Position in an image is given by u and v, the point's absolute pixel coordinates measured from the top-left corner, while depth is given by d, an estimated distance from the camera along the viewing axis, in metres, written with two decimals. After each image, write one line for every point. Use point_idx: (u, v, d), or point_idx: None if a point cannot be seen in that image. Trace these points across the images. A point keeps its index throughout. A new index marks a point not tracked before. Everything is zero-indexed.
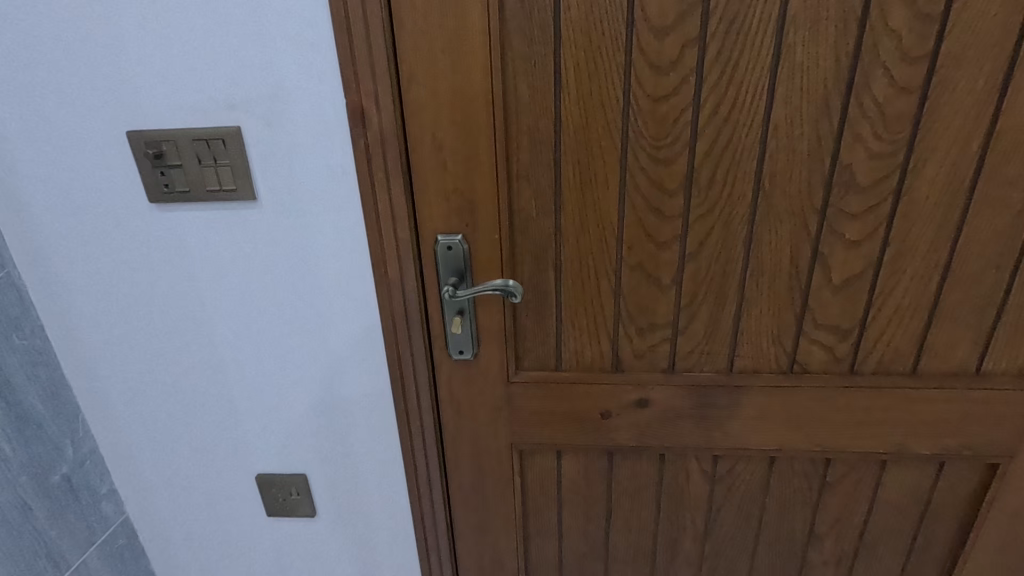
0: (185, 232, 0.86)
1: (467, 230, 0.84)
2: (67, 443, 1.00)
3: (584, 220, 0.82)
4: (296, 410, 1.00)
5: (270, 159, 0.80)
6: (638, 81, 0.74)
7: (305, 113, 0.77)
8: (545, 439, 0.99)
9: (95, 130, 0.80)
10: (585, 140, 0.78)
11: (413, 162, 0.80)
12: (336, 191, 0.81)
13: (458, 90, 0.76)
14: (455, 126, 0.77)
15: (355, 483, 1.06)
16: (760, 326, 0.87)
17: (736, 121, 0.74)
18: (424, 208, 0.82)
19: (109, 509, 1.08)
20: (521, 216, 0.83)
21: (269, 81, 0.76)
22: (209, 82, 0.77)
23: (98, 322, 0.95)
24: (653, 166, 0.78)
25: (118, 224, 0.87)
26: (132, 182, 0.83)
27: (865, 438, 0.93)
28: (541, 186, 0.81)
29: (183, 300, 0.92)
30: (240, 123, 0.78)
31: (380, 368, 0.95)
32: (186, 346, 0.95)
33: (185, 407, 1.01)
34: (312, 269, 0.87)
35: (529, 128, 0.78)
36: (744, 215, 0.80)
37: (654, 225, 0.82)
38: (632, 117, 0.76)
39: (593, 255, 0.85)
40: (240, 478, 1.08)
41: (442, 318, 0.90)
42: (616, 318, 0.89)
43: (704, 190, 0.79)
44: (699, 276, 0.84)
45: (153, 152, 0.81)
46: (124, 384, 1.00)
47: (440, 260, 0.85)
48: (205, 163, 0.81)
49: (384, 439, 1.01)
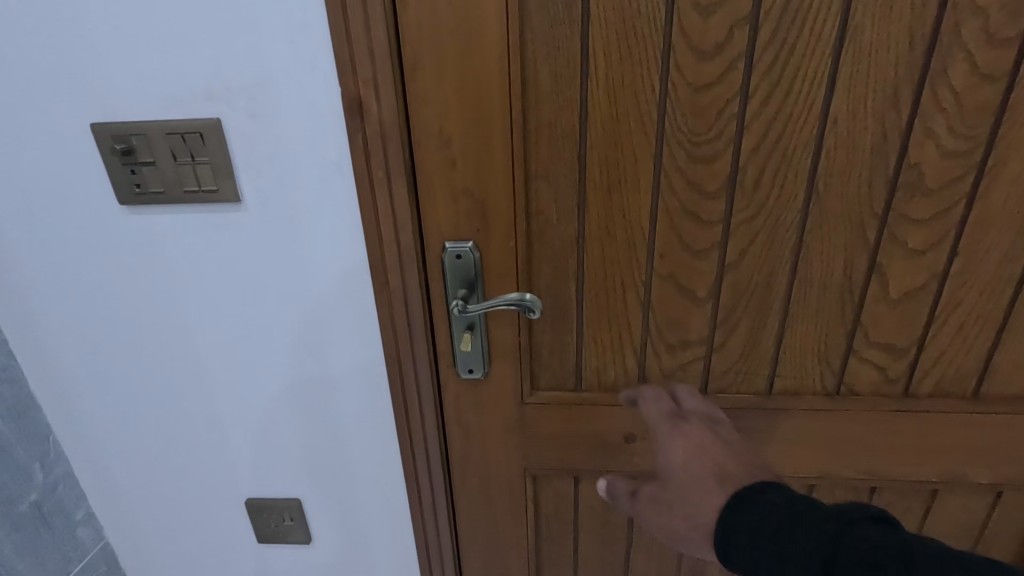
0: (161, 238, 0.77)
1: (478, 236, 0.74)
2: (37, 468, 0.91)
3: (611, 225, 0.73)
4: (290, 432, 0.91)
5: (256, 156, 0.71)
6: (678, 67, 0.64)
7: (295, 104, 0.67)
8: (561, 462, 0.91)
9: (55, 122, 0.70)
10: (615, 135, 0.68)
11: (418, 159, 0.70)
12: (331, 192, 0.72)
13: (470, 77, 0.66)
14: (466, 118, 0.68)
15: (353, 508, 0.98)
16: (805, 344, 0.78)
17: (789, 114, 0.65)
18: (430, 211, 0.73)
19: (87, 535, 1.00)
20: (539, 220, 0.73)
21: (253, 67, 0.66)
22: (184, 67, 0.67)
23: (68, 337, 0.85)
24: (691, 165, 0.69)
25: (85, 229, 0.77)
26: (100, 182, 0.74)
27: (917, 466, 0.85)
28: (563, 186, 0.71)
29: (161, 312, 0.82)
30: (221, 115, 0.68)
31: (381, 387, 0.86)
32: (166, 362, 0.86)
33: (167, 427, 0.92)
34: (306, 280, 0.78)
35: (550, 120, 0.68)
36: (794, 221, 0.71)
37: (690, 231, 0.72)
38: (670, 109, 0.66)
39: (619, 264, 0.75)
40: (229, 502, 0.99)
41: (450, 333, 0.80)
42: (643, 333, 0.79)
43: (750, 192, 0.69)
44: (738, 288, 0.75)
45: (121, 147, 0.71)
46: (100, 403, 0.91)
47: (448, 269, 0.76)
48: (181, 160, 0.71)
49: (385, 462, 0.93)
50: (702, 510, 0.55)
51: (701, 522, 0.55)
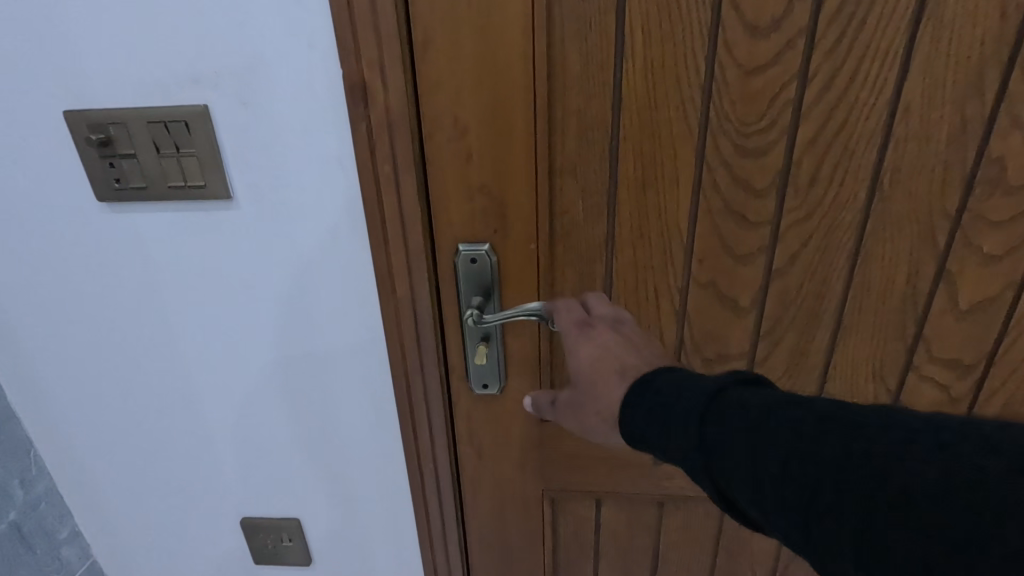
0: (143, 238, 0.69)
1: (495, 238, 0.66)
2: (16, 486, 0.84)
3: (644, 227, 0.65)
4: (288, 449, 0.84)
5: (249, 148, 0.63)
6: (727, 46, 0.56)
7: (291, 89, 0.60)
8: (582, 484, 0.83)
9: (23, 109, 0.62)
10: (651, 124, 0.60)
11: (429, 151, 0.63)
12: (333, 189, 0.64)
13: (489, 57, 0.58)
14: (484, 105, 0.60)
15: (356, 528, 0.91)
16: (858, 359, 0.70)
17: (854, 101, 0.57)
18: (442, 211, 0.65)
19: (71, 554, 0.93)
20: (564, 220, 0.65)
21: (245, 47, 0.58)
22: (165, 47, 0.59)
23: (46, 346, 0.78)
24: (738, 158, 0.61)
25: (58, 228, 0.69)
26: (74, 177, 0.66)
27: None
28: (591, 182, 0.63)
29: (144, 319, 0.75)
30: (209, 101, 0.61)
31: (386, 400, 0.78)
32: (151, 372, 0.79)
33: (154, 442, 0.85)
34: (304, 286, 0.70)
35: (579, 108, 0.60)
36: (853, 222, 0.62)
37: (733, 234, 0.64)
38: (716, 94, 0.58)
39: (652, 269, 0.67)
40: (222, 522, 0.92)
41: (463, 345, 0.73)
42: (677, 347, 0.71)
43: (804, 190, 0.61)
44: (786, 296, 0.67)
45: (98, 138, 0.63)
46: (83, 417, 0.83)
47: (461, 275, 0.68)
48: (164, 152, 0.63)
49: (391, 481, 0.86)
50: (605, 402, 0.51)
51: (606, 415, 0.52)
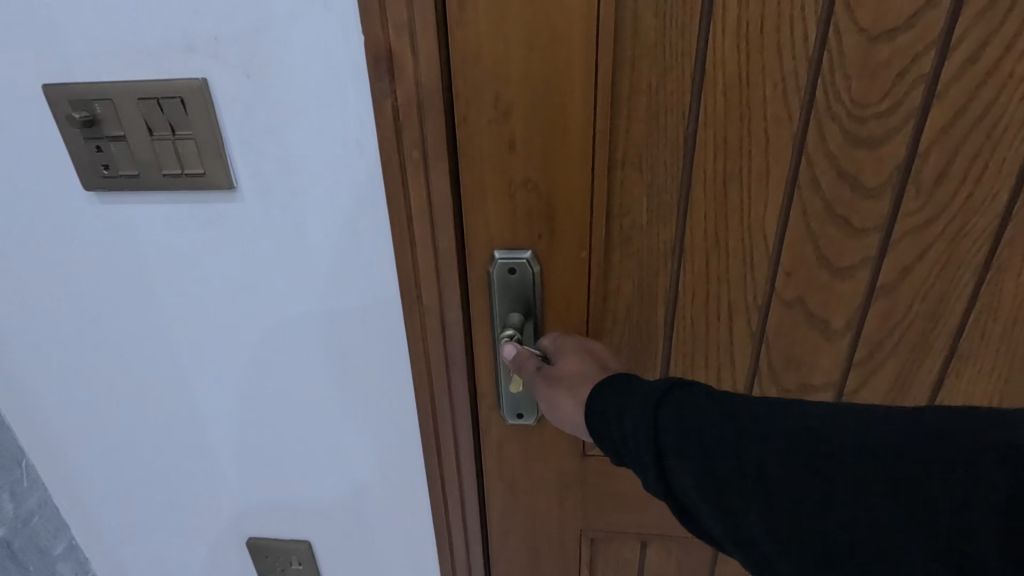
0: (137, 233, 0.60)
1: (538, 244, 0.56)
2: (5, 498, 0.76)
3: (722, 233, 0.55)
4: (299, 472, 0.75)
5: (253, 131, 0.54)
6: (850, 3, 0.47)
7: (301, 59, 0.50)
8: (624, 526, 0.74)
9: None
10: (742, 107, 0.50)
11: (464, 137, 0.52)
12: (350, 180, 0.55)
13: (543, 18, 0.47)
14: (532, 81, 0.49)
15: (372, 556, 0.82)
16: (973, 391, 0.63)
17: (1005, 77, 0.49)
18: (478, 210, 0.55)
19: (69, 569, 0.85)
20: (625, 223, 0.55)
21: (246, 4, 0.48)
22: (157, 8, 0.49)
23: (35, 351, 0.69)
24: (849, 150, 0.52)
25: (44, 219, 0.60)
26: (59, 161, 0.57)
27: None
28: (662, 177, 0.53)
29: (142, 323, 0.66)
30: (209, 73, 0.51)
31: (407, 420, 0.69)
32: (150, 382, 0.70)
33: (153, 457, 0.77)
34: (314, 291, 0.62)
35: (652, 84, 0.50)
36: (985, 230, 0.55)
37: (832, 242, 0.56)
38: (831, 68, 0.49)
39: (728, 286, 0.58)
40: (227, 543, 0.84)
41: (496, 371, 0.63)
42: (751, 373, 0.63)
43: (927, 190, 0.53)
44: (891, 318, 0.59)
45: (82, 117, 0.53)
46: (78, 427, 0.75)
47: (497, 287, 0.58)
48: (157, 134, 0.54)
49: (411, 508, 0.76)
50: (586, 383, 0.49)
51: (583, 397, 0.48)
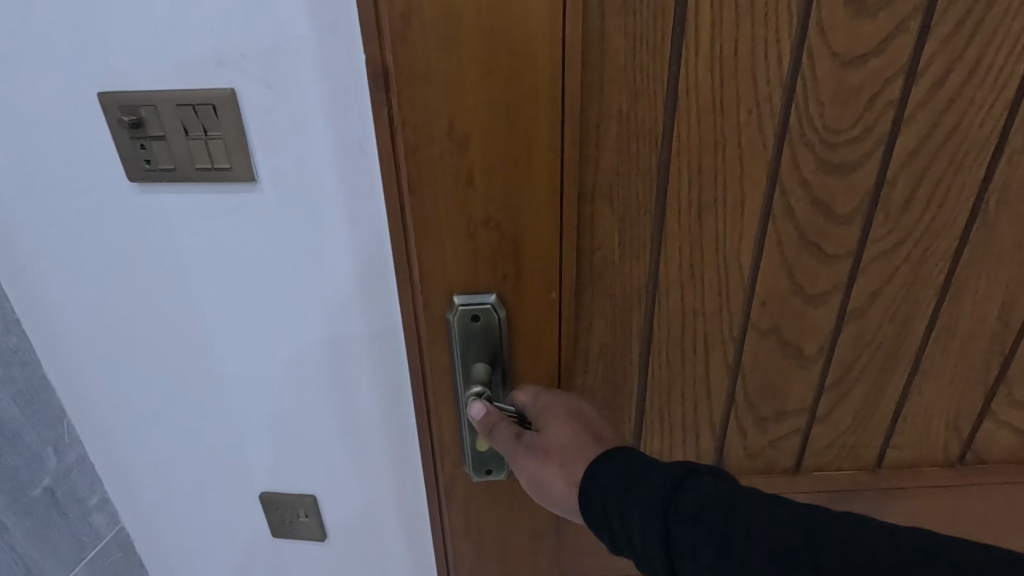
0: (172, 219, 0.68)
1: (502, 286, 0.56)
2: (49, 451, 0.84)
3: (696, 262, 0.60)
4: (308, 442, 0.83)
5: (273, 135, 0.61)
6: (823, 30, 0.51)
7: (314, 73, 0.58)
8: (584, 562, 0.80)
9: (63, 82, 0.61)
10: (716, 134, 0.55)
11: (415, 172, 0.51)
12: (354, 175, 0.62)
13: (503, 47, 0.46)
14: (494, 112, 0.48)
15: (373, 524, 0.91)
16: (934, 406, 0.69)
17: (968, 105, 0.55)
18: (434, 252, 0.54)
19: (101, 521, 0.92)
20: (597, 256, 0.60)
21: (272, 25, 0.56)
22: (199, 23, 0.57)
23: (80, 323, 0.77)
24: (822, 176, 0.57)
25: (95, 202, 0.68)
26: (109, 155, 0.65)
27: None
28: (635, 209, 0.58)
29: (173, 303, 0.74)
30: (236, 84, 0.59)
31: (403, 391, 0.77)
32: (178, 355, 0.78)
33: (180, 426, 0.84)
34: (327, 281, 0.69)
35: (623, 109, 0.54)
36: (947, 251, 0.60)
37: (807, 271, 0.61)
38: (806, 95, 0.54)
39: (704, 321, 0.63)
40: (244, 504, 0.91)
41: (459, 426, 0.63)
42: (728, 399, 0.68)
43: (895, 215, 0.59)
44: (861, 341, 0.65)
45: (129, 119, 0.61)
46: (114, 393, 0.83)
47: (458, 335, 0.57)
48: (193, 134, 0.62)
49: (405, 472, 0.85)
50: (575, 460, 0.52)
51: (571, 473, 0.52)
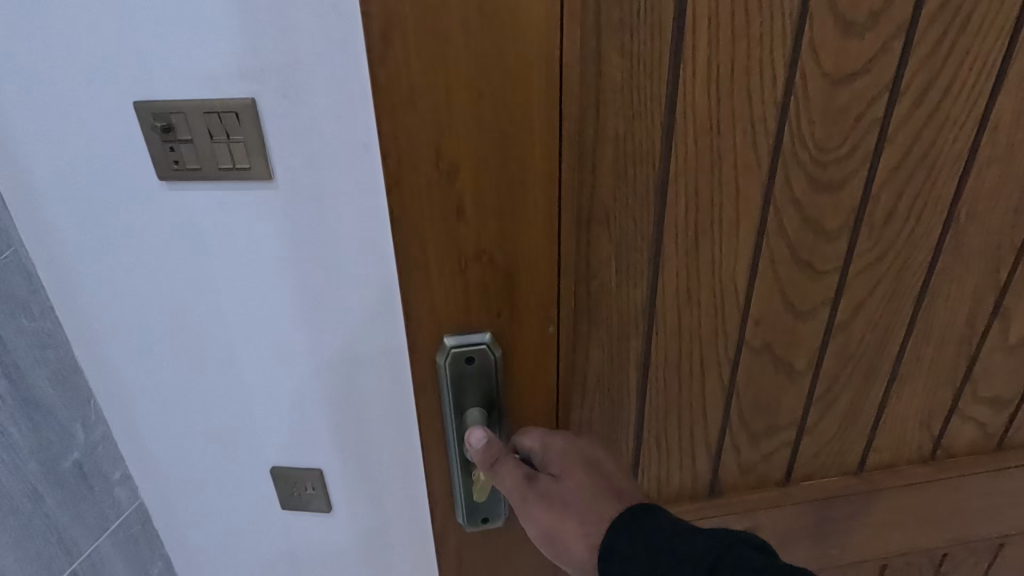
0: (196, 214, 0.73)
1: (496, 322, 0.50)
2: (78, 428, 0.90)
3: (694, 290, 0.57)
4: (314, 422, 0.89)
5: (285, 137, 0.66)
6: (814, 48, 0.49)
7: (323, 83, 0.63)
8: None
9: (93, 88, 0.66)
10: (713, 156, 0.51)
11: (398, 201, 0.44)
12: (357, 173, 0.68)
13: (494, 65, 0.41)
14: (484, 135, 0.43)
15: (376, 498, 0.97)
16: (910, 407, 0.71)
17: (945, 119, 0.56)
18: (419, 289, 0.48)
19: (123, 494, 0.99)
20: (593, 286, 0.55)
21: (290, 38, 0.61)
22: (221, 40, 0.62)
23: (108, 311, 0.83)
24: (812, 195, 0.55)
25: (122, 199, 0.73)
26: (138, 156, 0.70)
27: (994, 523, 0.79)
28: (631, 236, 0.54)
29: (193, 293, 0.79)
30: (256, 94, 0.64)
31: (402, 373, 0.83)
32: (195, 340, 0.84)
33: (197, 406, 0.90)
34: (338, 274, 0.75)
35: (619, 132, 0.49)
36: (923, 261, 0.63)
37: (796, 287, 0.59)
38: (796, 114, 0.51)
39: (701, 345, 0.60)
40: (258, 480, 0.97)
41: (450, 470, 0.55)
42: (723, 421, 0.65)
43: (879, 228, 0.59)
44: (847, 351, 0.65)
45: (160, 125, 0.66)
46: (138, 377, 0.88)
47: (450, 378, 0.51)
48: (217, 138, 0.67)
49: (403, 450, 0.91)
50: (594, 517, 0.48)
51: (591, 531, 0.48)
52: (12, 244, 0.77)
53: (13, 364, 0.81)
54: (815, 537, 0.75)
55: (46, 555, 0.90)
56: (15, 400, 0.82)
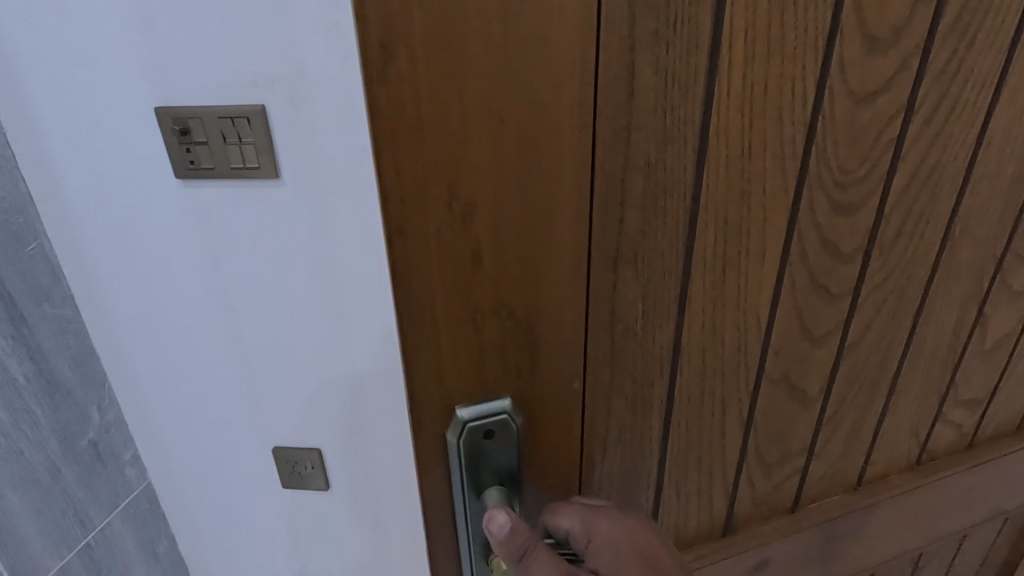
0: (208, 210, 0.82)
1: (518, 389, 0.40)
2: (94, 410, 0.95)
3: (720, 322, 0.49)
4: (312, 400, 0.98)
5: (293, 144, 0.76)
6: (844, 65, 0.44)
7: (327, 94, 0.74)
8: None
9: (122, 101, 0.74)
10: (744, 180, 0.44)
11: (403, 254, 0.35)
12: (354, 174, 0.79)
13: (528, 79, 0.32)
14: (512, 167, 0.34)
15: (371, 471, 1.06)
16: (904, 417, 0.72)
17: (949, 139, 0.57)
18: (424, 358, 0.38)
19: (133, 474, 1.03)
20: (619, 330, 0.44)
21: (298, 55, 0.72)
22: (236, 57, 0.72)
23: (122, 298, 0.89)
24: (832, 219, 0.51)
25: (145, 199, 0.81)
26: (157, 157, 0.78)
27: (963, 515, 0.85)
28: (661, 273, 0.44)
29: (203, 282, 0.87)
30: (265, 103, 0.74)
31: (393, 355, 0.92)
32: (202, 324, 0.91)
33: (204, 385, 0.98)
34: (340, 265, 0.85)
35: (655, 149, 0.40)
36: (922, 278, 0.64)
37: (813, 312, 0.54)
38: (823, 133, 0.46)
39: (724, 381, 0.53)
40: (260, 452, 1.05)
41: (462, 553, 0.46)
42: (739, 457, 0.59)
43: (889, 247, 0.58)
44: (854, 373, 0.62)
45: (180, 128, 0.75)
46: (146, 360, 0.95)
47: (464, 455, 0.41)
48: (229, 141, 0.76)
49: (394, 424, 1.01)
50: None
51: None
52: (38, 237, 0.83)
53: (36, 347, 0.85)
54: (820, 557, 0.73)
55: (64, 526, 0.93)
56: (39, 383, 0.86)
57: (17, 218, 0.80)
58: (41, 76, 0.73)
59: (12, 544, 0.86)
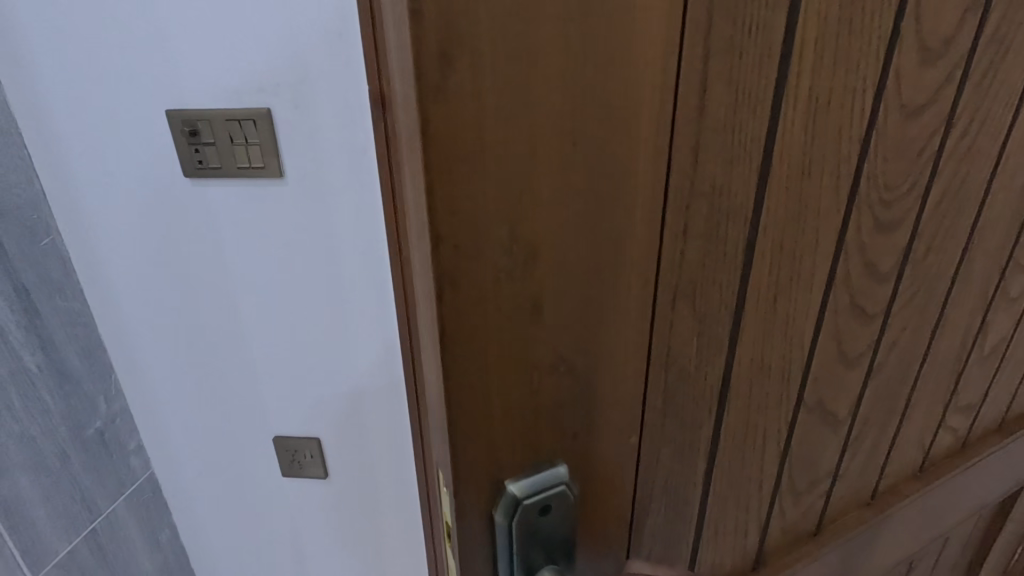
0: (216, 208, 0.85)
1: (571, 435, 0.40)
2: (102, 400, 0.98)
3: (766, 353, 0.49)
4: (316, 392, 1.00)
5: (296, 143, 0.80)
6: (898, 79, 0.43)
7: (328, 91, 0.77)
8: None
9: (129, 103, 0.78)
10: (799, 210, 0.43)
11: (454, 306, 0.32)
12: (356, 171, 0.82)
13: (598, 121, 0.31)
14: (575, 210, 0.32)
15: (372, 466, 1.08)
16: (914, 427, 0.74)
17: (977, 155, 0.57)
18: (473, 411, 0.36)
19: (137, 463, 1.06)
20: (672, 373, 0.43)
21: (302, 59, 0.75)
22: (245, 61, 0.75)
23: (129, 291, 0.92)
24: (874, 236, 0.51)
25: (153, 195, 0.84)
26: (167, 158, 0.81)
27: (955, 510, 0.89)
28: (714, 307, 0.43)
29: (210, 275, 0.90)
30: (271, 105, 0.78)
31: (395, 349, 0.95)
32: (208, 317, 0.94)
33: (209, 377, 0.99)
34: (342, 258, 0.87)
35: (717, 184, 0.38)
36: (941, 294, 0.65)
37: (852, 332, 0.55)
38: (875, 152, 0.46)
39: (766, 411, 0.53)
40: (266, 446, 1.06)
41: None
42: (774, 482, 0.60)
43: (918, 266, 0.58)
44: (877, 397, 0.64)
45: (188, 130, 0.79)
46: (152, 352, 0.98)
47: (518, 533, 0.40)
48: (236, 141, 0.80)
49: (393, 417, 1.02)
50: None
51: None
52: (50, 232, 0.86)
53: (48, 337, 0.88)
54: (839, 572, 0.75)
55: (71, 512, 0.95)
56: (50, 371, 0.88)
57: (30, 214, 0.83)
58: (52, 81, 0.77)
59: (23, 528, 0.88)
